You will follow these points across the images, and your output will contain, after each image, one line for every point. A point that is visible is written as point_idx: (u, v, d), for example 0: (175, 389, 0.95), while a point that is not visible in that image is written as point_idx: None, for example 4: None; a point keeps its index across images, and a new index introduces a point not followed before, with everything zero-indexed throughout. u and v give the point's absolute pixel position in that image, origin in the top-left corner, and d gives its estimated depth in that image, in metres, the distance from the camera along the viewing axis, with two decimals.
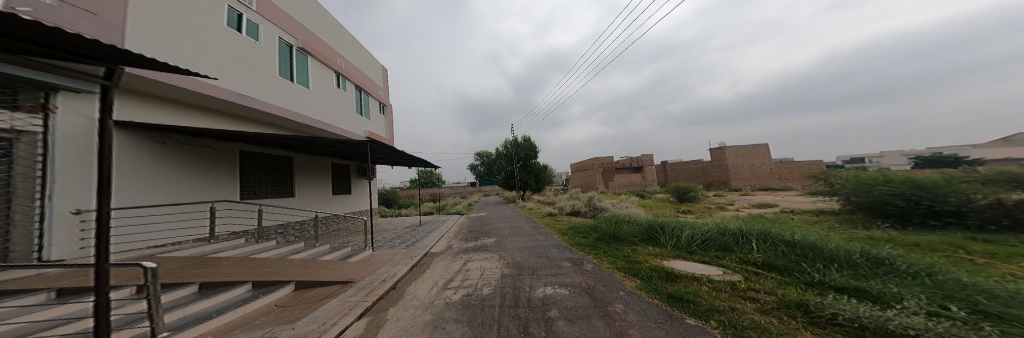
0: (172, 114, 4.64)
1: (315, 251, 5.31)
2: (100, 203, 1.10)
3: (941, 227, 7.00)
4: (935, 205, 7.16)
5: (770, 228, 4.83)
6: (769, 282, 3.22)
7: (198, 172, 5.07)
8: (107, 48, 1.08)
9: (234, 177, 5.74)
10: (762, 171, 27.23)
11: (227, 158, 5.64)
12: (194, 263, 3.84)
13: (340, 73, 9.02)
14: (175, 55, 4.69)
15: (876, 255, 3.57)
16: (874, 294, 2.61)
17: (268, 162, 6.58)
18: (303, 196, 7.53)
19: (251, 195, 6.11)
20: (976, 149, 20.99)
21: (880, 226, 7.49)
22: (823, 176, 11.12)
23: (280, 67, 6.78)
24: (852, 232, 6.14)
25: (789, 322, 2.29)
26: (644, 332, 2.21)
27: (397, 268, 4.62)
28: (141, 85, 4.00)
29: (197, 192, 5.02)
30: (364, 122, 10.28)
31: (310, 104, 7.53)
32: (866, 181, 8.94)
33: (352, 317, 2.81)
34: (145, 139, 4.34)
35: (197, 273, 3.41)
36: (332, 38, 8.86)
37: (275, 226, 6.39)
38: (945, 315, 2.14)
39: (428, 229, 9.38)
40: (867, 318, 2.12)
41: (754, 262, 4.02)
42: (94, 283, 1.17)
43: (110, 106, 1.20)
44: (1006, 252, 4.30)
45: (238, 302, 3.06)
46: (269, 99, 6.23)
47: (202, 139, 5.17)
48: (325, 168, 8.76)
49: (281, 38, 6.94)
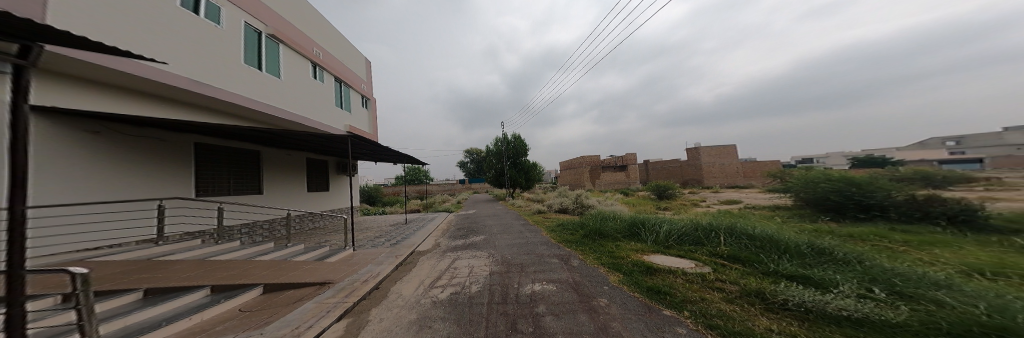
0: (113, 102, 3.98)
1: (286, 252, 4.91)
2: (10, 208, 0.88)
3: (868, 219, 8.17)
4: (864, 200, 8.33)
5: (735, 223, 5.29)
6: (733, 273, 3.57)
7: (143, 165, 4.42)
8: (19, 21, 0.86)
9: (189, 172, 5.11)
10: (731, 170, 29.81)
11: (180, 151, 4.99)
12: (140, 267, 3.40)
13: (319, 64, 8.32)
14: (114, 34, 3.97)
15: (819, 245, 4.05)
16: (817, 281, 3.00)
17: (229, 156, 5.92)
18: (272, 193, 6.92)
19: (210, 192, 5.49)
20: (899, 152, 24.45)
21: (822, 220, 8.60)
22: (779, 174, 12.39)
23: (247, 55, 6.07)
24: (802, 225, 6.99)
25: (749, 309, 2.57)
26: (625, 324, 2.35)
27: (380, 268, 4.43)
28: (78, 69, 3.43)
29: (144, 187, 4.43)
30: (344, 116, 9.56)
31: (282, 94, 6.85)
32: (813, 179, 10.14)
33: (330, 319, 2.67)
34: (76, 128, 3.70)
35: (146, 279, 3.03)
36: (306, 25, 8.03)
37: (239, 225, 5.82)
38: (871, 296, 2.54)
39: (414, 227, 9.09)
40: (811, 303, 2.46)
41: (722, 255, 4.40)
42: (4, 294, 0.97)
43: (28, 91, 0.97)
44: (918, 240, 5.11)
45: (193, 309, 2.76)
46: (234, 88, 5.59)
47: (147, 129, 4.52)
48: (299, 163, 8.13)
49: (248, 23, 6.16)
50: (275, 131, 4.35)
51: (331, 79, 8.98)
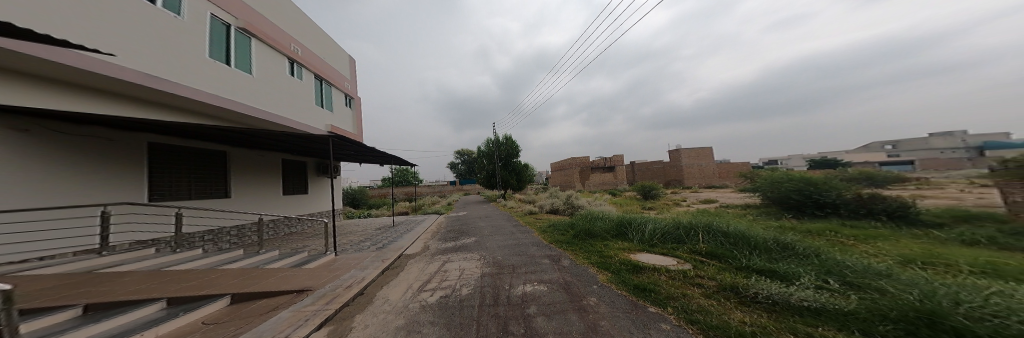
0: (58, 99, 3.46)
1: (259, 259, 4.55)
2: None
3: (823, 215, 9.07)
4: (820, 198, 9.25)
5: (713, 221, 5.64)
6: (711, 269, 3.83)
7: (84, 168, 3.87)
8: None
9: (140, 174, 4.56)
10: (708, 171, 31.80)
11: (128, 150, 4.42)
12: (77, 281, 2.98)
13: (296, 61, 7.83)
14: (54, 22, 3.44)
15: (783, 241, 4.44)
16: (782, 274, 3.29)
17: (189, 156, 5.36)
18: (240, 195, 6.37)
19: (166, 197, 4.95)
20: (849, 155, 27.30)
21: (785, 217, 9.44)
22: (750, 174, 13.39)
23: (214, 48, 5.55)
24: (768, 222, 7.65)
25: (724, 303, 2.75)
26: (614, 322, 2.42)
27: (366, 273, 4.25)
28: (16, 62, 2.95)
29: (87, 192, 3.89)
30: (325, 116, 9.03)
31: (254, 91, 6.31)
32: (777, 179, 11.08)
33: (309, 328, 2.50)
34: (6, 126, 3.15)
35: (88, 295, 2.66)
36: (282, 19, 7.53)
37: (201, 232, 5.29)
38: (826, 287, 2.83)
39: (402, 230, 8.79)
40: (777, 295, 2.69)
41: (700, 252, 4.68)
42: None
43: None
44: (863, 234, 5.77)
45: (146, 324, 2.47)
46: (197, 84, 5.06)
47: (89, 127, 3.96)
48: (274, 165, 7.59)
49: (215, 16, 5.64)
50: (246, 130, 3.98)
51: (310, 76, 8.48)
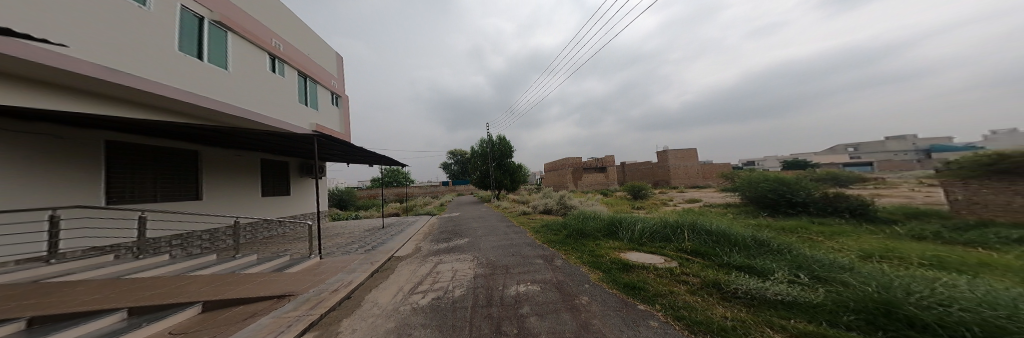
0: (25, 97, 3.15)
1: (235, 264, 4.29)
2: None
3: (795, 213, 9.71)
4: (793, 198, 9.90)
5: (698, 220, 5.88)
6: (696, 266, 4.00)
7: (33, 170, 3.48)
8: None
9: (94, 173, 4.13)
10: (692, 171, 33.15)
11: (80, 149, 4.00)
12: (20, 292, 2.66)
13: (277, 56, 7.44)
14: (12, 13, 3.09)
15: (761, 238, 4.72)
16: (759, 270, 3.50)
17: (151, 154, 4.92)
18: (212, 196, 5.95)
19: (125, 198, 4.53)
20: (818, 156, 29.29)
21: (762, 215, 10.04)
22: (730, 175, 14.08)
23: (184, 41, 5.13)
24: (748, 221, 8.10)
25: (708, 299, 2.89)
26: (605, 320, 2.48)
27: (354, 276, 4.10)
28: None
29: (37, 196, 3.50)
30: (309, 113, 8.61)
31: (228, 86, 5.89)
32: (755, 179, 11.72)
33: (291, 333, 2.38)
34: None
35: (36, 307, 2.39)
36: (262, 12, 7.10)
37: (167, 237, 4.90)
38: (798, 281, 3.03)
39: (392, 231, 8.54)
40: (755, 290, 2.85)
41: (686, 250, 4.88)
42: None
43: None
44: (829, 231, 6.25)
45: (103, 335, 2.25)
46: (165, 78, 4.67)
47: (36, 123, 3.54)
48: (252, 166, 7.17)
49: (187, 8, 5.22)
50: (222, 129, 3.71)
51: (292, 72, 8.06)
